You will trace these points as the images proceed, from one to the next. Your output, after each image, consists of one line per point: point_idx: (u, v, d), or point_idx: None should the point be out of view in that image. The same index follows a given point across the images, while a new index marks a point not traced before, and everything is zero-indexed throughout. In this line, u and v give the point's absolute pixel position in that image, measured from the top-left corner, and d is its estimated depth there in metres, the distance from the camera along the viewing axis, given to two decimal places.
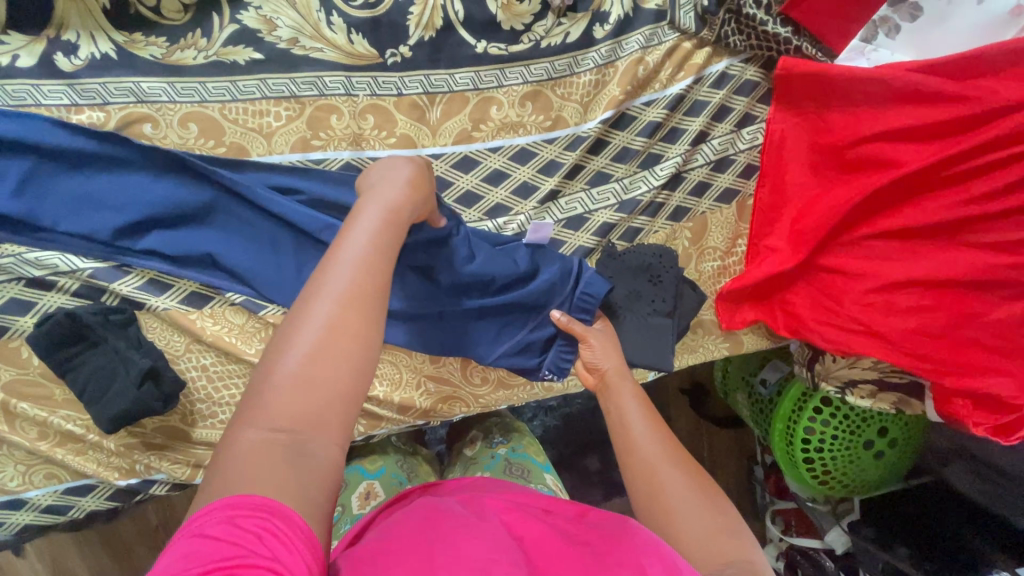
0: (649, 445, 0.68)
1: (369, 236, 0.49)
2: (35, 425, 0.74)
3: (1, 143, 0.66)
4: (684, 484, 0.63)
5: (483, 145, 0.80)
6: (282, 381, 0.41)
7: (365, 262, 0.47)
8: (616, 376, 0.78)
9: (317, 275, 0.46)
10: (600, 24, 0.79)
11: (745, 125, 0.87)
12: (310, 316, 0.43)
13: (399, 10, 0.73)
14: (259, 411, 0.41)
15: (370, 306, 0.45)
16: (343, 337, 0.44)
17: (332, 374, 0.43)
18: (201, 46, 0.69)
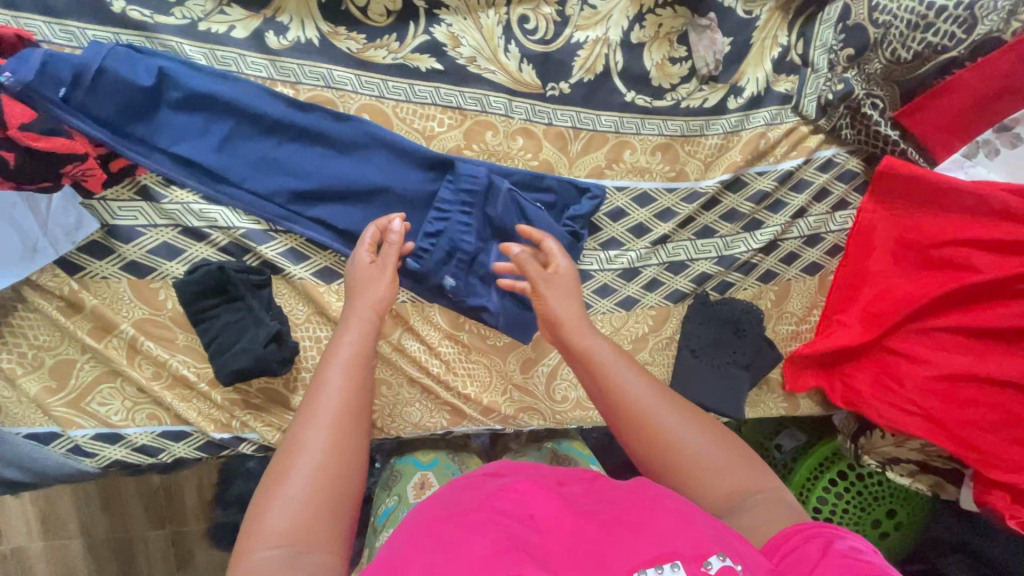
0: (642, 395, 0.63)
1: (347, 359, 0.63)
2: (152, 364, 0.77)
3: (212, 102, 0.70)
4: (690, 430, 0.61)
5: (612, 183, 0.86)
6: (286, 498, 0.53)
7: (347, 384, 0.61)
8: (575, 327, 0.68)
9: (311, 401, 0.60)
10: (735, 96, 0.87)
11: (839, 208, 0.96)
12: (306, 443, 0.56)
13: (569, 51, 0.80)
14: (263, 529, 0.51)
15: (351, 422, 0.59)
16: (334, 454, 0.57)
17: (319, 490, 0.54)
18: (392, 49, 0.75)
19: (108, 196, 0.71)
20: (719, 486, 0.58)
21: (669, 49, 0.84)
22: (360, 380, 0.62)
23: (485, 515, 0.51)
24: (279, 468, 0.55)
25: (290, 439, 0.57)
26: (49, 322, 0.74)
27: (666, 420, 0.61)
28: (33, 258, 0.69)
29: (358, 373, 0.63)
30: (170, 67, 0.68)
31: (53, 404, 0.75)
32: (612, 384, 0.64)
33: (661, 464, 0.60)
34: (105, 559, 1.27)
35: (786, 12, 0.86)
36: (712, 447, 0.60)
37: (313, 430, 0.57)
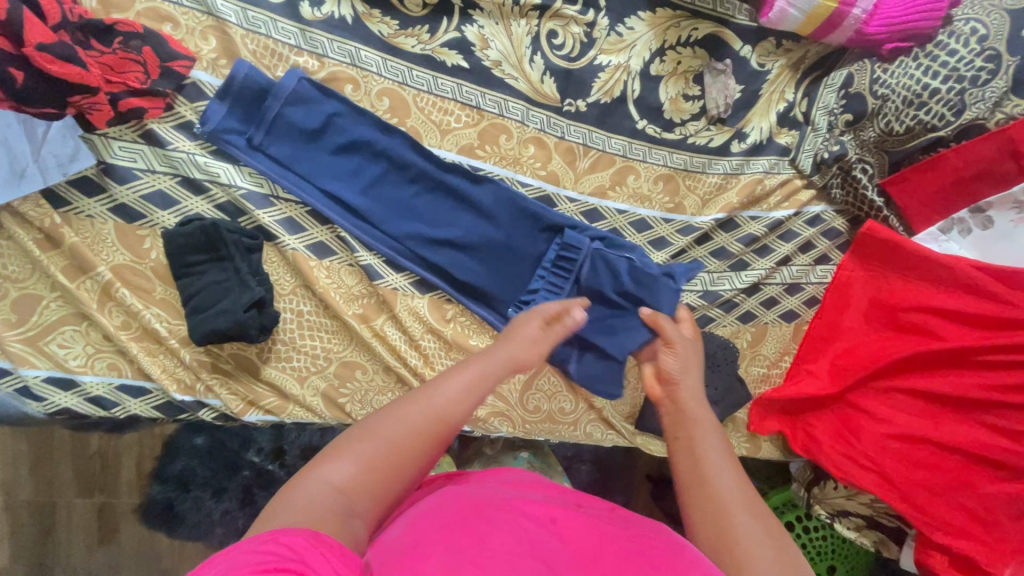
0: (721, 474, 0.64)
1: (472, 381, 0.64)
2: (123, 312, 0.74)
3: (368, 149, 0.77)
4: (750, 519, 0.59)
5: (612, 204, 0.89)
6: (360, 454, 0.55)
7: (462, 398, 0.62)
8: (693, 396, 0.73)
9: (427, 388, 0.62)
10: (739, 141, 0.91)
11: (820, 263, 1.00)
12: (403, 421, 0.58)
13: (591, 71, 0.83)
14: (326, 469, 0.53)
15: (444, 432, 0.60)
16: (416, 443, 0.58)
17: (389, 464, 0.55)
18: (423, 39, 0.77)
19: (109, 133, 0.69)
20: (765, 567, 0.54)
21: (684, 86, 0.87)
22: (474, 396, 0.63)
23: (514, 526, 0.52)
24: (366, 430, 0.57)
25: (387, 411, 0.59)
26: (22, 253, 0.71)
27: (727, 491, 0.62)
28: (18, 183, 0.67)
29: (477, 390, 0.63)
30: (307, 91, 0.73)
31: (9, 339, 0.71)
32: (695, 453, 0.67)
33: (704, 530, 0.60)
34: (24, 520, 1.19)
35: (795, 71, 0.91)
36: (764, 539, 0.57)
37: (406, 413, 0.59)
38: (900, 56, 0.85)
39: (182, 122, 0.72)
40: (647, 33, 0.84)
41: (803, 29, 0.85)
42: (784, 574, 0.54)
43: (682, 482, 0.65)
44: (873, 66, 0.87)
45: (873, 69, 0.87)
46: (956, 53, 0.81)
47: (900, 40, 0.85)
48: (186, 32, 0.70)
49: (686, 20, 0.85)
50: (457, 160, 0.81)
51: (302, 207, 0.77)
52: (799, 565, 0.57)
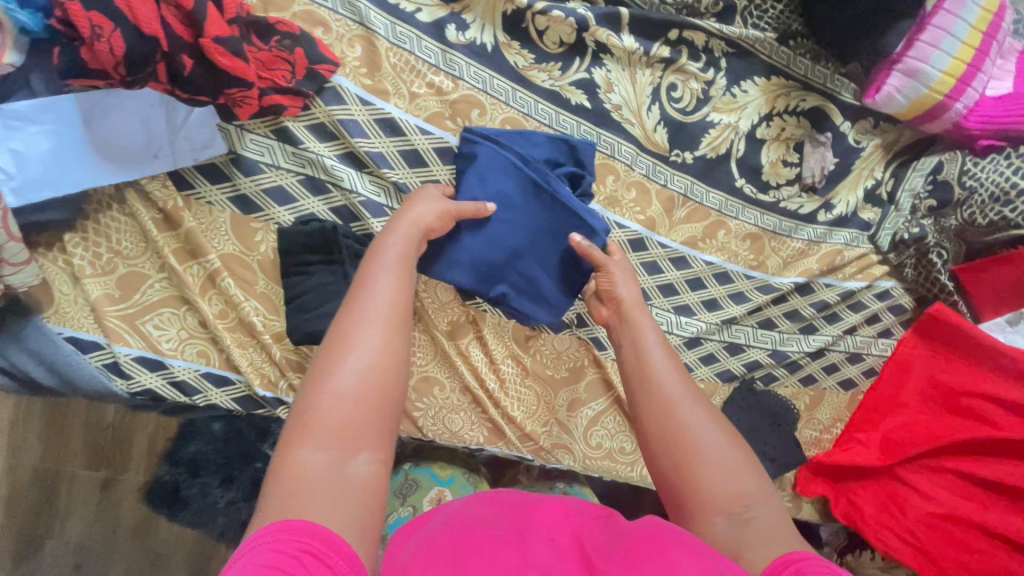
0: (677, 390, 0.60)
1: (394, 271, 0.58)
2: (222, 301, 0.74)
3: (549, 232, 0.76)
4: (717, 434, 0.57)
5: (700, 255, 0.91)
6: (335, 395, 0.50)
7: (395, 289, 0.57)
8: (631, 303, 0.69)
9: (354, 305, 0.55)
10: (826, 211, 0.94)
11: (883, 336, 1.02)
12: (355, 343, 0.52)
13: (702, 127, 0.86)
14: (313, 421, 0.49)
15: (400, 321, 0.55)
16: (381, 354, 0.53)
17: (373, 384, 0.51)
18: (553, 75, 0.78)
19: (245, 125, 0.70)
20: (721, 481, 0.54)
21: (784, 152, 0.90)
22: (400, 278, 0.58)
23: (505, 539, 0.49)
24: (325, 363, 0.51)
25: (336, 335, 0.53)
26: (137, 230, 0.71)
27: (689, 414, 0.58)
28: (151, 162, 0.67)
29: (404, 271, 0.59)
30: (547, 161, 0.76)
31: (108, 314, 0.70)
32: (646, 368, 0.62)
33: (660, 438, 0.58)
34: (33, 485, 1.15)
35: (887, 152, 0.95)
36: (725, 445, 0.57)
37: (361, 337, 0.53)
38: (991, 154, 0.89)
39: (315, 123, 0.72)
40: (759, 98, 0.87)
41: (905, 114, 0.88)
42: (737, 483, 0.54)
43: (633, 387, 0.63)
44: (965, 157, 0.91)
45: (964, 160, 0.90)
46: None
47: (993, 138, 0.89)
48: (336, 39, 0.71)
49: (796, 91, 0.88)
50: None
51: None
52: (751, 465, 0.56)
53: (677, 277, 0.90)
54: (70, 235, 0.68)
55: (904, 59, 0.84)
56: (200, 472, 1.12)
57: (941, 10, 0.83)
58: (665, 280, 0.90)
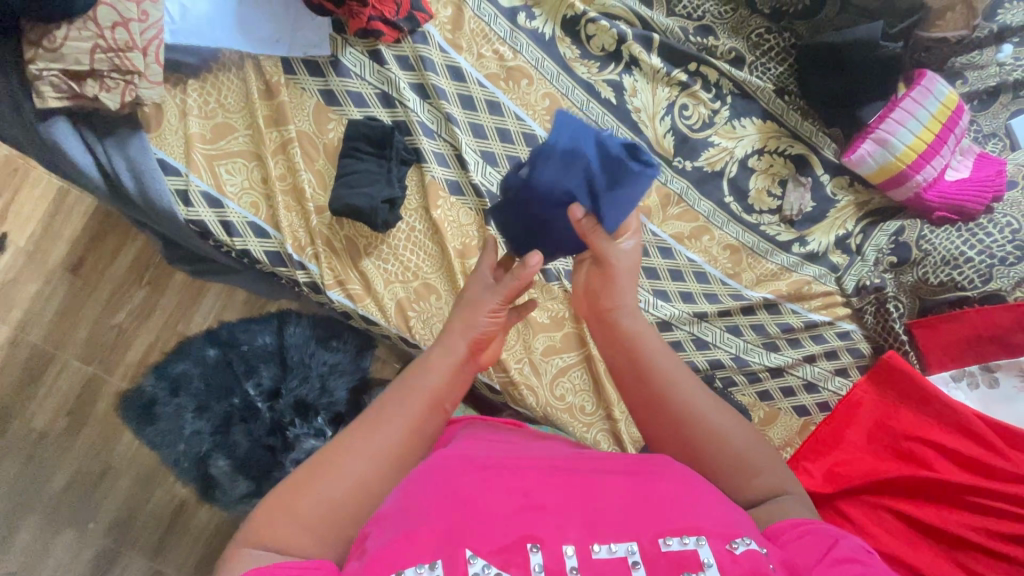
0: (699, 406, 0.66)
1: (411, 407, 0.64)
2: (285, 166, 0.89)
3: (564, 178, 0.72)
4: (742, 431, 0.66)
5: (684, 250, 1.04)
6: (305, 510, 0.54)
7: (406, 425, 0.62)
8: (628, 313, 0.73)
9: (363, 429, 0.61)
10: (800, 245, 1.08)
11: (840, 375, 1.10)
12: (346, 468, 0.58)
13: (703, 144, 1.03)
14: (268, 530, 0.53)
15: (396, 463, 0.60)
16: (362, 485, 0.57)
17: (347, 507, 0.56)
18: (592, 70, 0.98)
19: (349, 40, 0.90)
20: (746, 473, 0.63)
21: (770, 184, 1.06)
22: (420, 412, 0.64)
23: (502, 475, 0.55)
24: (309, 477, 0.57)
25: (325, 455, 0.59)
26: (241, 93, 0.88)
27: (719, 425, 0.65)
28: (271, 47, 0.87)
29: (424, 411, 0.65)
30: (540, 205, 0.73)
31: (197, 149, 0.86)
32: (664, 398, 0.67)
33: (660, 421, 0.67)
34: (23, 363, 1.26)
35: (859, 210, 1.10)
36: (752, 449, 0.65)
37: (356, 456, 0.58)
38: (946, 225, 1.03)
39: (401, 54, 0.92)
40: (755, 135, 1.05)
41: (874, 176, 1.05)
42: (766, 474, 0.64)
43: (647, 416, 0.68)
44: (922, 225, 1.05)
45: (921, 228, 1.05)
46: (992, 235, 0.98)
47: (947, 212, 1.04)
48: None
49: (786, 137, 1.06)
50: None
51: (453, 150, 0.95)
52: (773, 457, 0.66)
53: (660, 264, 1.03)
54: (192, 83, 0.86)
55: (876, 130, 1.02)
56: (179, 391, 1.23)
57: (908, 96, 1.01)
58: (650, 264, 1.03)
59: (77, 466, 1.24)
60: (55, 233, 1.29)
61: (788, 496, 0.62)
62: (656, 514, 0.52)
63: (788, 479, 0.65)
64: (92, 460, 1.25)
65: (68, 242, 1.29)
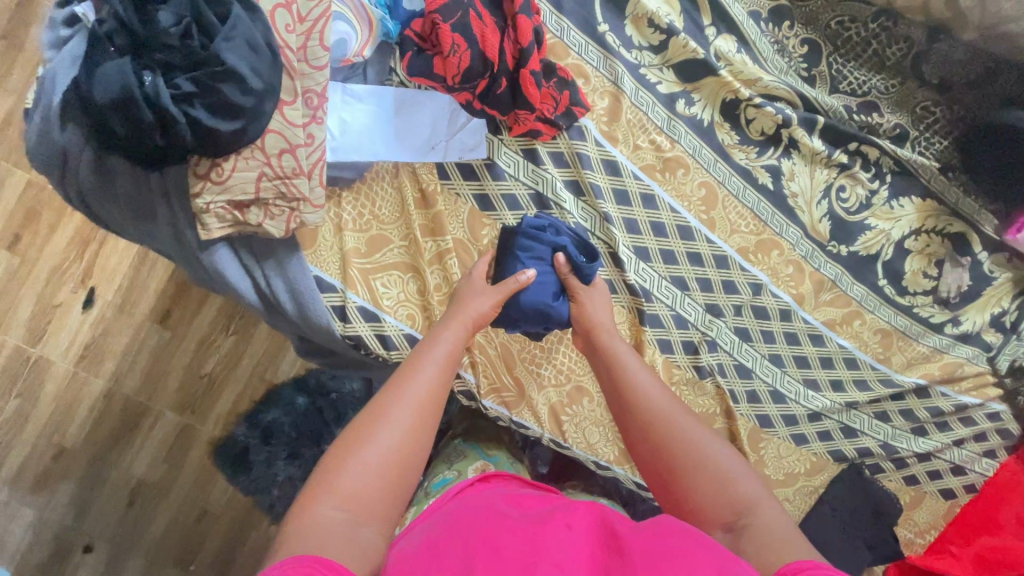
0: (669, 412, 0.66)
1: (436, 363, 0.68)
2: (441, 276, 0.85)
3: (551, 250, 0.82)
4: (721, 449, 0.63)
5: (835, 336, 1.00)
6: (360, 464, 0.58)
7: (435, 378, 0.67)
8: (603, 329, 0.77)
9: (396, 387, 0.65)
10: (952, 325, 1.03)
11: (987, 456, 1.06)
12: (389, 421, 0.61)
13: (860, 227, 0.98)
14: (331, 487, 0.56)
15: (432, 415, 0.65)
16: (406, 438, 0.61)
17: (396, 456, 0.60)
18: (750, 156, 0.93)
19: (504, 140, 0.85)
20: (718, 489, 0.59)
21: (925, 265, 1.01)
22: (444, 371, 0.68)
23: (522, 528, 0.50)
24: (357, 435, 0.60)
25: (368, 414, 0.62)
26: (396, 201, 0.84)
27: (690, 430, 0.64)
28: (427, 153, 0.83)
29: (447, 367, 0.69)
30: (534, 252, 0.81)
31: (354, 264, 0.82)
32: (638, 400, 0.68)
33: (632, 425, 0.68)
34: (115, 417, 1.23)
35: (1016, 286, 1.04)
36: (727, 461, 0.62)
37: (395, 410, 0.62)
38: None
39: (556, 151, 0.87)
40: (913, 214, 0.99)
41: None
42: (733, 490, 0.59)
43: (623, 419, 0.69)
44: None
45: None
46: None
47: None
48: (592, 90, 0.87)
49: (946, 215, 1.00)
50: (734, 257, 0.94)
51: (607, 248, 0.90)
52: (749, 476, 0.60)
53: (810, 352, 0.99)
54: (347, 195, 0.81)
55: None
56: (270, 440, 1.21)
57: None
58: (800, 353, 0.99)
59: (169, 524, 1.23)
60: (143, 285, 1.25)
61: (758, 514, 0.56)
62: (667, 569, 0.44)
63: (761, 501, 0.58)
64: (188, 507, 1.24)
65: (155, 293, 1.26)
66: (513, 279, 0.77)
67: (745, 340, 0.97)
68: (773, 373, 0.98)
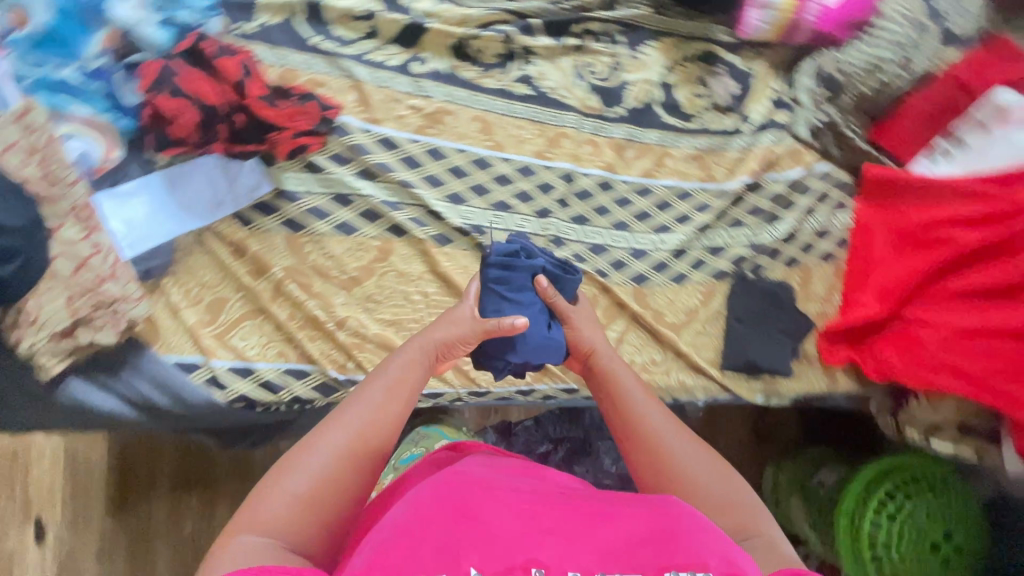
0: (671, 437, 0.74)
1: (378, 394, 0.72)
2: (290, 305, 0.91)
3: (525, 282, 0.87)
4: (710, 470, 0.70)
5: (658, 182, 1.09)
6: (288, 490, 0.61)
7: (378, 407, 0.70)
8: (604, 352, 0.86)
9: (337, 416, 0.68)
10: (746, 123, 1.15)
11: (839, 210, 1.17)
12: (327, 447, 0.65)
13: (622, 85, 1.09)
14: (260, 512, 0.59)
15: (374, 440, 0.68)
16: (342, 464, 0.64)
17: (326, 482, 0.63)
18: (499, 77, 1.03)
19: (282, 167, 0.92)
20: (713, 509, 0.66)
21: (693, 89, 1.13)
22: (386, 401, 0.72)
23: (516, 503, 0.57)
24: (291, 462, 0.63)
25: (307, 439, 0.66)
26: (215, 264, 0.89)
27: (682, 446, 0.72)
28: (219, 209, 0.88)
29: (392, 396, 0.73)
30: (509, 283, 0.86)
31: (204, 334, 0.86)
32: (643, 424, 0.75)
33: (634, 450, 0.74)
34: None
35: (773, 69, 1.18)
36: (721, 487, 0.68)
37: (334, 438, 0.66)
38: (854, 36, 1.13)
39: (332, 154, 0.94)
40: (658, 55, 1.12)
41: (772, 35, 1.13)
42: (732, 513, 0.66)
43: (627, 444, 0.76)
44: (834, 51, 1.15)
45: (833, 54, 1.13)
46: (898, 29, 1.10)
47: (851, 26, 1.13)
48: (336, 91, 0.95)
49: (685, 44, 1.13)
50: (533, 162, 1.04)
51: (422, 207, 0.97)
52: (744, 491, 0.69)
53: (645, 204, 1.08)
54: (168, 279, 0.86)
55: None
56: None
57: None
58: (637, 209, 1.08)
59: None
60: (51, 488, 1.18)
61: (756, 538, 0.63)
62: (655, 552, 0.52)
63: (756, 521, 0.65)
64: None
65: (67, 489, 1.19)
66: (496, 321, 0.82)
67: (586, 223, 1.05)
68: (625, 237, 1.06)
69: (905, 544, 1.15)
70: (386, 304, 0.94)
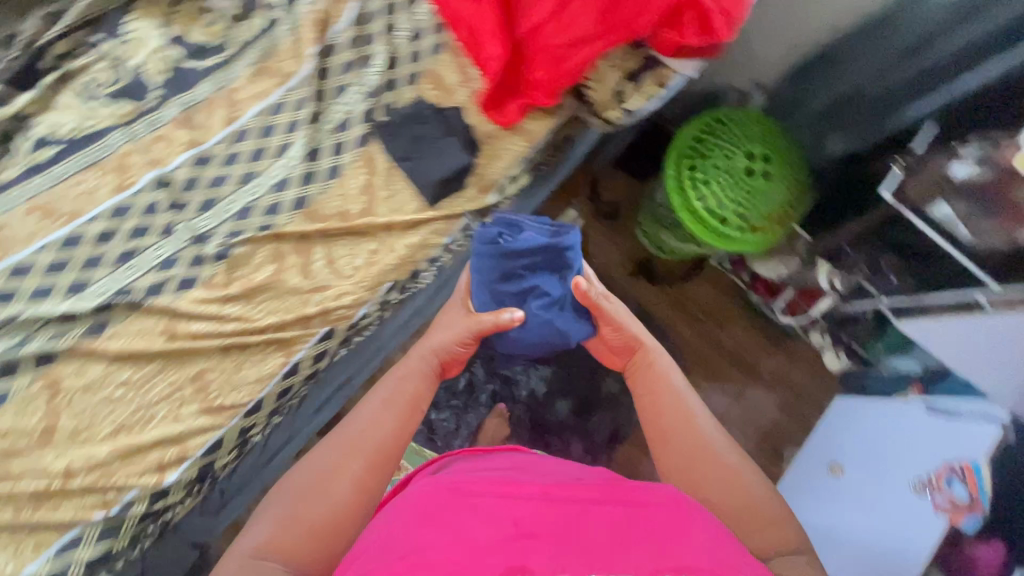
0: (727, 453, 0.76)
1: (369, 411, 0.80)
2: (8, 503, 0.82)
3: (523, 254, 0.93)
4: (751, 478, 0.73)
5: (246, 117, 1.04)
6: (274, 510, 0.69)
7: (370, 420, 0.78)
8: (630, 322, 0.93)
9: (327, 439, 0.77)
10: (272, 9, 1.10)
11: (416, 5, 1.13)
12: (316, 464, 0.74)
13: (135, 74, 1.02)
14: (245, 539, 0.67)
15: (367, 451, 0.75)
16: (332, 473, 0.72)
17: (315, 494, 0.70)
18: (17, 161, 0.95)
19: None
20: (735, 508, 0.70)
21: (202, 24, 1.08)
22: (389, 414, 0.80)
23: (494, 507, 0.58)
24: (279, 489, 0.73)
25: (302, 463, 0.75)
26: None
27: (740, 472, 0.73)
28: None
29: (389, 408, 0.81)
30: (509, 232, 0.95)
31: None
32: (671, 423, 0.81)
33: (658, 440, 0.80)
34: None
35: None
36: (768, 502, 0.71)
37: (325, 455, 0.74)
38: None
39: None
40: (144, 23, 1.06)
41: None
42: (768, 531, 0.68)
43: (655, 436, 0.82)
44: None
45: None
46: None
47: None
48: None
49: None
50: (116, 198, 0.95)
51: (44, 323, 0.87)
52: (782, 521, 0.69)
53: (251, 144, 1.03)
54: None
55: None
56: None
57: None
58: (247, 153, 1.03)
59: None
60: None
61: (800, 556, 0.64)
62: (653, 545, 0.53)
63: (793, 539, 0.67)
64: None
65: None
66: (506, 314, 0.91)
67: (212, 203, 0.99)
68: (259, 184, 1.01)
69: (736, 192, 1.20)
70: (99, 421, 0.87)
